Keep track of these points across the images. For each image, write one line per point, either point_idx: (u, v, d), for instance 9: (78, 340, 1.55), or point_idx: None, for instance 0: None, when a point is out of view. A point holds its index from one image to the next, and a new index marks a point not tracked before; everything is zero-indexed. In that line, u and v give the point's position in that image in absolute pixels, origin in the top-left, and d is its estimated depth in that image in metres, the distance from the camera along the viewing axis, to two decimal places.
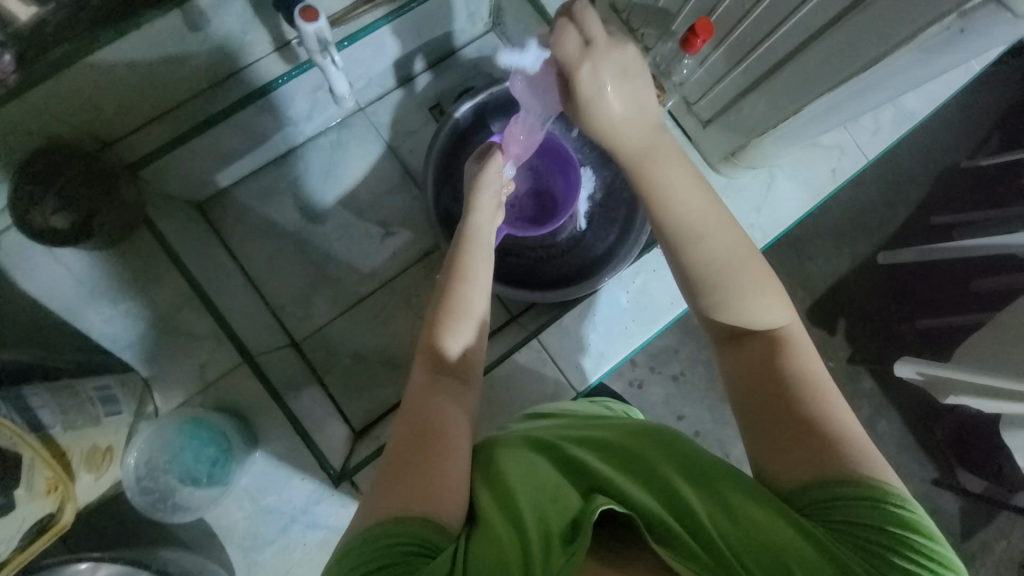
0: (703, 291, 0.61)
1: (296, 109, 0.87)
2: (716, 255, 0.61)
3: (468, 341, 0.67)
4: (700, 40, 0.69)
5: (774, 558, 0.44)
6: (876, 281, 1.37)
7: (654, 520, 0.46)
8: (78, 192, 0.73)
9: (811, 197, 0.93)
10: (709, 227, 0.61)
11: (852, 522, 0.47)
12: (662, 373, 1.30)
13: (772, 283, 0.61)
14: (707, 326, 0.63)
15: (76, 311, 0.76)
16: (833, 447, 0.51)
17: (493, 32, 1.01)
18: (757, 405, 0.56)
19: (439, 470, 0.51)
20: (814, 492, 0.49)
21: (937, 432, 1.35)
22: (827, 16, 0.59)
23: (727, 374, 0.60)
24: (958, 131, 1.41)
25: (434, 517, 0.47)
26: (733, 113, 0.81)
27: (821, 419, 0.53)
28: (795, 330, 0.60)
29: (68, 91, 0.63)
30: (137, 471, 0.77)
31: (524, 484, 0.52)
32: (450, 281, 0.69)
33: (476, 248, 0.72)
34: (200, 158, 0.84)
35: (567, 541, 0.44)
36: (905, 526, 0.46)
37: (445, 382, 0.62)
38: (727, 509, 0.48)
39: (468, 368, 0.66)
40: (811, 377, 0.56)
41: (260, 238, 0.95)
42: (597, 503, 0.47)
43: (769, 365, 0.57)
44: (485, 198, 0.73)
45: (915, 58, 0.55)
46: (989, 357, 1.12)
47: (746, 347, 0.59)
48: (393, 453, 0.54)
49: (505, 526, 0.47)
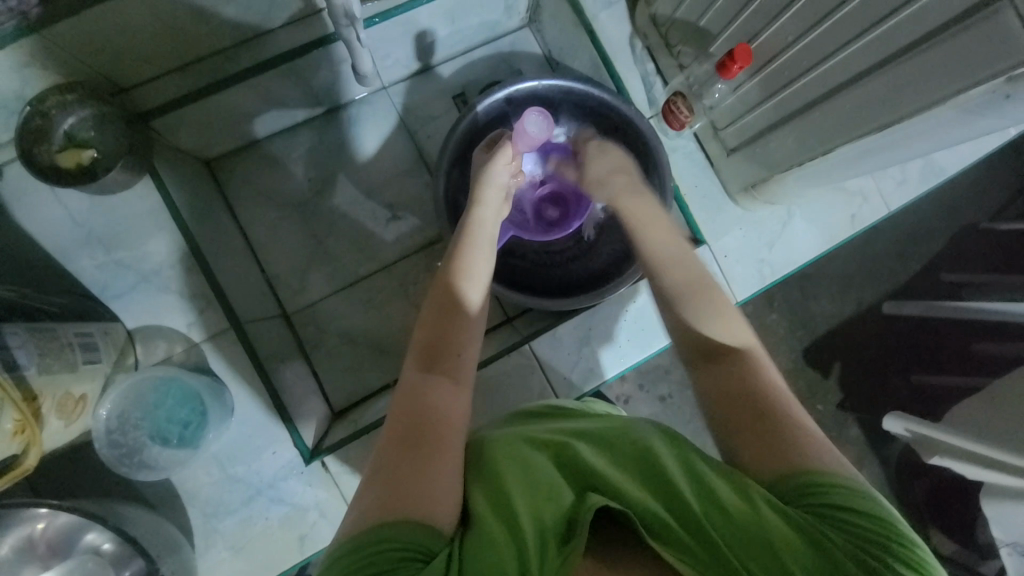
0: (682, 305, 0.63)
1: (319, 79, 0.86)
2: (684, 276, 0.66)
3: (468, 324, 0.64)
4: (737, 66, 0.69)
5: (763, 546, 0.42)
6: (877, 330, 1.35)
7: (652, 519, 0.45)
8: (90, 137, 0.75)
9: (826, 239, 0.91)
10: (679, 258, 0.69)
11: (843, 510, 0.44)
12: (650, 392, 1.29)
13: (728, 308, 0.63)
14: (680, 347, 0.62)
15: (69, 254, 0.76)
16: (807, 444, 0.49)
17: (529, 28, 1.00)
18: (745, 414, 0.52)
19: (433, 475, 0.49)
20: (799, 483, 0.46)
21: (916, 490, 1.33)
22: (870, 61, 0.58)
23: (699, 390, 0.57)
24: (983, 191, 1.39)
25: (424, 520, 0.45)
26: (759, 145, 0.79)
27: (794, 421, 0.51)
28: (758, 348, 0.59)
29: (89, 33, 0.62)
30: (108, 423, 0.73)
31: (515, 472, 0.51)
32: (449, 274, 0.67)
33: (480, 241, 0.71)
34: (214, 118, 0.82)
35: (562, 541, 0.44)
36: (888, 516, 0.44)
37: (439, 374, 0.58)
38: (716, 501, 0.45)
39: (462, 361, 0.60)
40: (771, 386, 0.54)
41: (264, 203, 0.93)
42: (591, 501, 0.46)
43: (738, 379, 0.55)
44: (490, 197, 0.76)
45: (955, 117, 0.53)
46: (980, 425, 1.10)
47: (714, 369, 0.57)
48: (384, 453, 0.51)
49: (500, 525, 0.46)
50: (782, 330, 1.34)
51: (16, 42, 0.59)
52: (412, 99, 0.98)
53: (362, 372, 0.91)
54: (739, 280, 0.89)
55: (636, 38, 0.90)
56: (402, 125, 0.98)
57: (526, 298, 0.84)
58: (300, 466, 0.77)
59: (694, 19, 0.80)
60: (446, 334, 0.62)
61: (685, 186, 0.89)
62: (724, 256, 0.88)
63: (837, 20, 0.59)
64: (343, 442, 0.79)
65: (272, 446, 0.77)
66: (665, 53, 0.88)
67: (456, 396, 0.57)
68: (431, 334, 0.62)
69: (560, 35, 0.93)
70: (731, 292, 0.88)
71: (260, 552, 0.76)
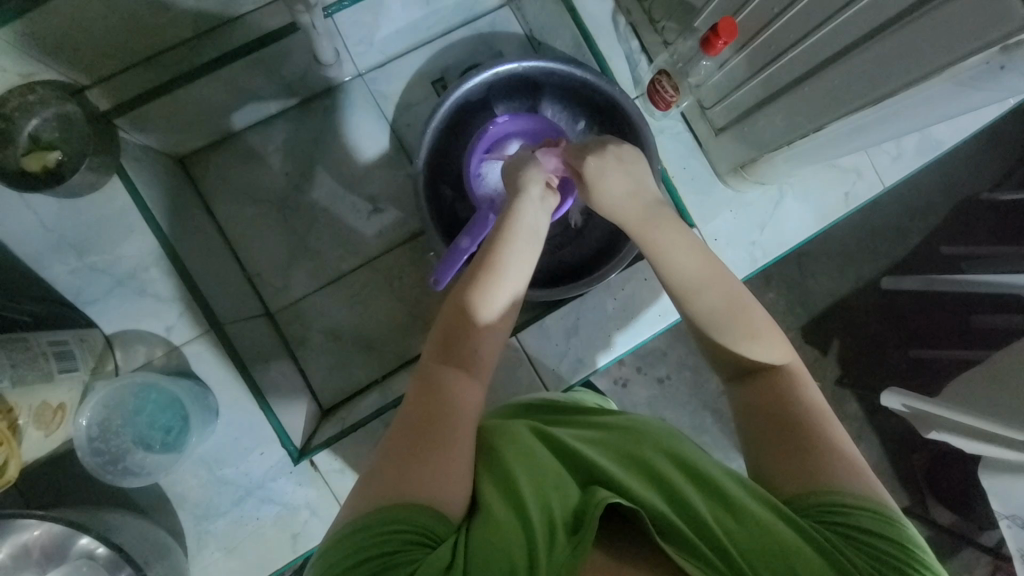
0: (715, 330, 0.58)
1: (290, 69, 0.82)
2: (715, 304, 0.58)
3: (494, 322, 0.59)
4: (722, 41, 0.65)
5: (779, 559, 0.41)
6: (875, 306, 1.34)
7: (660, 519, 0.42)
8: (54, 138, 0.73)
9: (819, 218, 0.89)
10: (708, 281, 0.60)
11: (861, 530, 0.44)
12: (647, 375, 1.28)
13: (769, 329, 0.58)
14: (720, 370, 0.59)
15: (41, 261, 0.74)
16: (845, 468, 0.48)
17: (508, 7, 0.95)
18: (776, 427, 0.52)
19: (444, 465, 0.47)
20: (817, 499, 0.46)
21: (915, 463, 1.33)
22: (859, 33, 0.55)
23: (740, 411, 0.56)
24: (984, 161, 1.35)
25: (430, 506, 0.44)
26: (748, 124, 0.75)
27: (828, 441, 0.50)
28: (798, 368, 0.56)
29: (39, 33, 0.59)
30: (89, 431, 0.73)
31: (523, 467, 0.49)
32: (480, 263, 0.61)
33: (514, 230, 0.63)
34: (183, 113, 0.78)
35: (571, 531, 0.42)
36: (903, 538, 0.44)
37: (457, 366, 0.55)
38: (734, 510, 0.44)
39: (482, 352, 0.57)
40: (815, 411, 0.52)
41: (243, 200, 0.91)
42: (601, 496, 0.43)
43: (775, 400, 0.54)
44: (531, 181, 0.67)
45: (948, 90, 0.51)
46: (975, 399, 1.10)
47: (752, 390, 0.55)
48: (393, 436, 0.50)
49: (512, 516, 0.44)
50: (780, 309, 1.32)
51: None
52: (390, 86, 0.94)
53: (350, 369, 0.90)
54: (729, 263, 0.87)
55: (619, 14, 0.85)
56: (380, 114, 0.94)
57: None
58: (289, 465, 0.77)
59: None
60: (473, 328, 0.57)
61: (673, 169, 0.85)
62: (714, 239, 0.86)
63: None
64: (332, 441, 0.78)
65: (259, 446, 0.77)
66: (649, 29, 0.85)
67: (473, 388, 0.54)
68: (455, 325, 0.57)
69: (540, 13, 0.89)
70: None
71: (253, 552, 0.76)
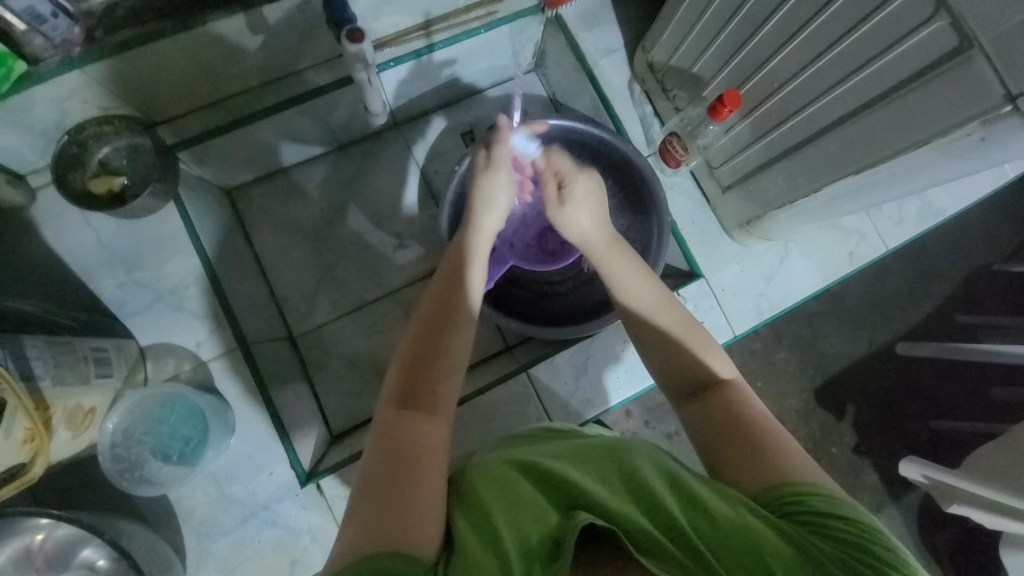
0: (673, 355, 0.62)
1: (337, 117, 0.90)
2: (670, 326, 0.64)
3: (453, 353, 0.60)
4: (727, 109, 0.72)
5: (756, 557, 0.41)
6: (889, 371, 1.33)
7: (637, 531, 0.43)
8: (121, 164, 0.81)
9: (824, 275, 0.93)
10: (657, 304, 0.66)
11: (821, 515, 0.45)
12: (656, 430, 1.21)
13: (713, 350, 0.62)
14: (664, 386, 0.63)
15: (93, 274, 0.83)
16: (800, 461, 0.50)
17: (535, 72, 1.04)
18: (716, 437, 0.55)
19: (416, 508, 0.46)
20: (778, 491, 0.48)
21: (939, 541, 1.26)
22: (849, 107, 0.61)
23: (691, 430, 0.58)
24: (997, 233, 1.38)
25: (405, 548, 0.42)
26: (752, 183, 0.81)
27: (772, 436, 0.53)
28: (740, 383, 0.60)
29: (130, 75, 0.68)
30: (113, 436, 0.76)
31: (492, 488, 0.49)
32: (432, 306, 0.63)
33: (472, 266, 0.68)
34: (239, 152, 0.86)
35: (550, 559, 0.42)
36: (860, 518, 0.45)
37: (417, 407, 0.55)
38: (708, 514, 0.44)
39: (442, 392, 0.57)
40: (760, 416, 0.56)
41: (278, 230, 0.96)
42: (579, 518, 0.43)
43: (721, 410, 0.57)
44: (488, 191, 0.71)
45: (936, 159, 0.55)
46: (995, 471, 1.06)
47: (699, 403, 0.58)
48: (362, 490, 0.48)
49: (481, 542, 0.44)
50: (793, 368, 1.32)
51: (61, 76, 0.64)
52: (424, 137, 1.02)
53: (362, 398, 0.91)
54: (735, 313, 0.91)
55: (635, 83, 0.97)
56: (412, 159, 1.01)
57: (527, 326, 0.85)
58: (295, 488, 0.80)
59: (687, 66, 0.85)
60: (426, 368, 0.58)
61: (682, 222, 0.93)
62: (722, 290, 0.91)
63: (816, 69, 0.63)
64: (339, 467, 0.80)
65: (269, 466, 0.81)
66: (661, 96, 0.93)
67: (433, 424, 0.54)
68: (409, 367, 0.58)
69: (564, 78, 0.99)
70: (727, 324, 0.90)
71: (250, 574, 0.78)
